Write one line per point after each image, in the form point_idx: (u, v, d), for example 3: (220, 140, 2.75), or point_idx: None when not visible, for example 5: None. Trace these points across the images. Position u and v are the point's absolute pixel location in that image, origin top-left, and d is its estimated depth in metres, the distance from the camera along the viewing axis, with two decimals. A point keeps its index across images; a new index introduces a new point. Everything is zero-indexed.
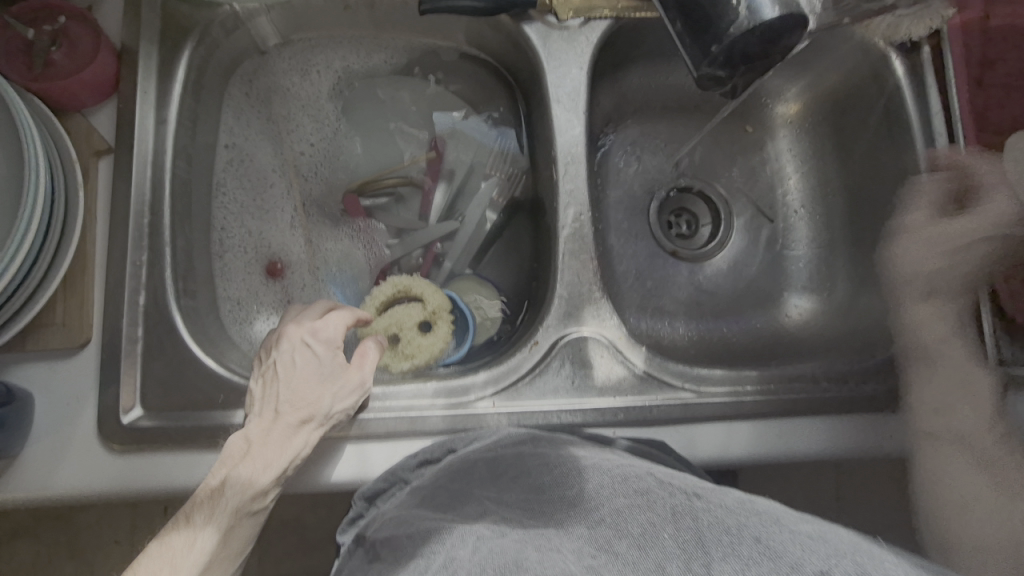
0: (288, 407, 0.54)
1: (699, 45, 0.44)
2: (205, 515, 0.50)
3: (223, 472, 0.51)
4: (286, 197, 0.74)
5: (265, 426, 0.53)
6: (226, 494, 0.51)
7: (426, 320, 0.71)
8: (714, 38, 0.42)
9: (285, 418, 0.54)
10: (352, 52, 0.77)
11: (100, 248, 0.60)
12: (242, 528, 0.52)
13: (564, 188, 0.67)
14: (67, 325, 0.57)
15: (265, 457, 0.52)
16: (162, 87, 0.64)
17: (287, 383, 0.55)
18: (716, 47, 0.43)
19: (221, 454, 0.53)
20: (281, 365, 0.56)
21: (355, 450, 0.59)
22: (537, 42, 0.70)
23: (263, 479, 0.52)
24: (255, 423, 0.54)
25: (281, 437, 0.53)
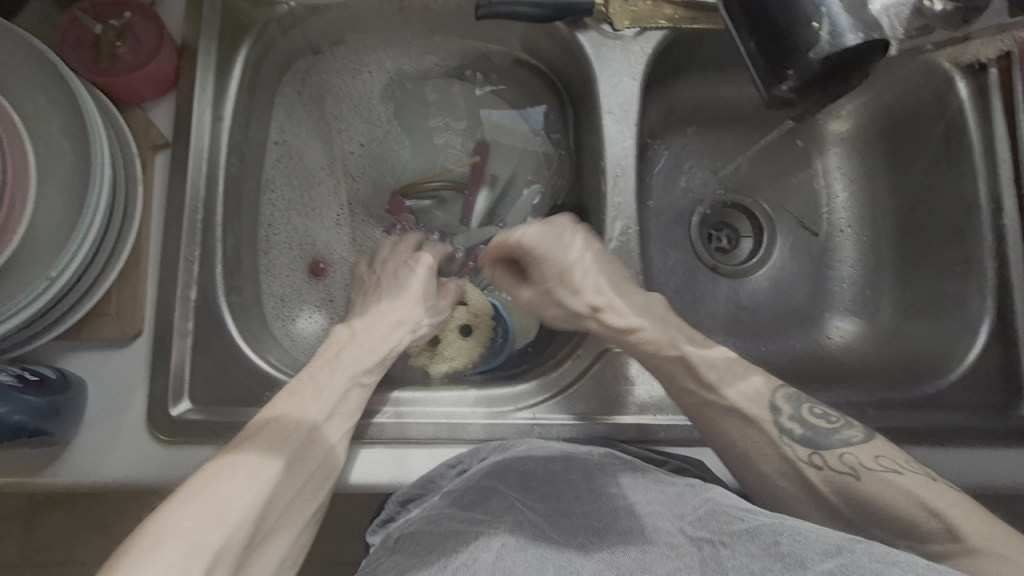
0: (391, 304, 0.63)
1: (774, 66, 0.42)
2: (327, 377, 0.56)
3: (335, 350, 0.59)
4: (332, 195, 0.75)
5: (371, 319, 0.62)
6: (331, 376, 0.56)
7: (466, 325, 0.71)
8: (789, 62, 0.41)
9: (387, 318, 0.63)
10: (405, 53, 0.77)
11: (154, 241, 0.61)
12: (337, 421, 0.55)
13: (612, 201, 0.67)
14: (120, 316, 0.58)
15: (370, 344, 0.60)
16: (221, 84, 0.65)
17: (393, 285, 0.66)
18: (791, 72, 0.41)
19: (330, 338, 0.61)
20: (385, 277, 0.67)
21: (369, 455, 0.58)
22: (590, 52, 0.69)
23: (367, 362, 0.59)
24: (362, 318, 0.63)
25: (383, 331, 0.62)
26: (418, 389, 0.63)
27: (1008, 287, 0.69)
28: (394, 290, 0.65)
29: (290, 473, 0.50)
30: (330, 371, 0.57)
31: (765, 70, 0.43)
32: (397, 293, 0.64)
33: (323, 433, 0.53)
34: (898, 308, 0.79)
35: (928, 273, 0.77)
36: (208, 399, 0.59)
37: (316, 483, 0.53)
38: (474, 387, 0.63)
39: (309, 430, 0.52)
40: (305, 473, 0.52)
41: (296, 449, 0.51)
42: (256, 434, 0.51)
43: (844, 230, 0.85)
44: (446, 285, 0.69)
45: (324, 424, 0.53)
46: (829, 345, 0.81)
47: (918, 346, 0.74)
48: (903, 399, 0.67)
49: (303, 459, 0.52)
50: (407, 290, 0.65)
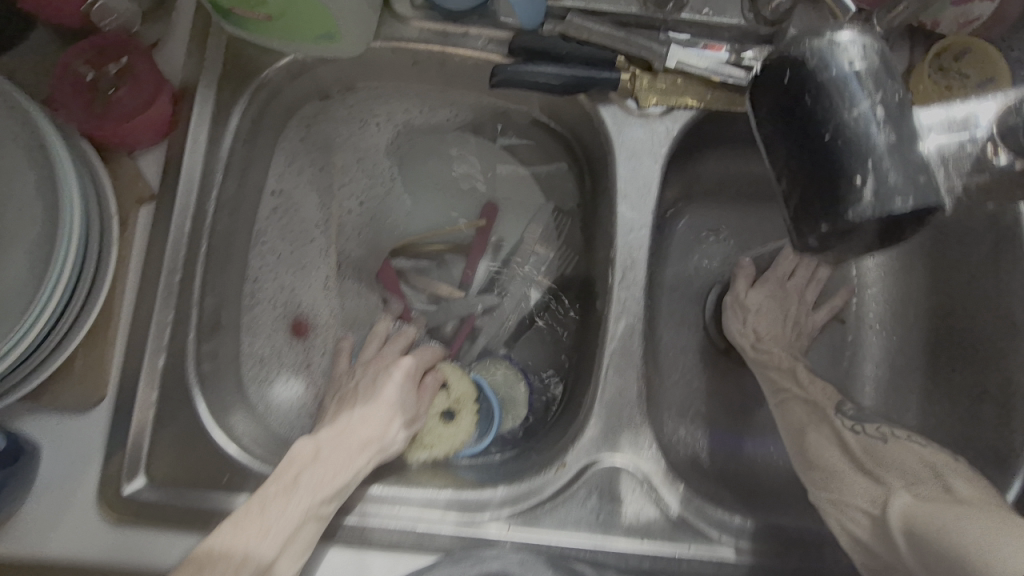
0: (363, 418, 0.57)
1: (805, 214, 0.36)
2: (279, 509, 0.49)
3: (291, 472, 0.51)
4: (325, 253, 0.71)
5: (338, 434, 0.55)
6: (276, 514, 0.49)
7: (449, 409, 0.68)
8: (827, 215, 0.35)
9: (355, 435, 0.55)
10: (418, 105, 0.71)
11: (127, 301, 0.58)
12: (286, 558, 0.49)
13: (617, 295, 0.62)
14: (85, 380, 0.56)
15: (333, 467, 0.53)
16: (215, 137, 0.61)
17: (368, 392, 0.60)
18: (825, 226, 0.35)
19: (288, 455, 0.52)
20: (363, 382, 0.61)
21: (339, 554, 0.56)
22: (611, 129, 0.64)
23: (325, 491, 0.52)
24: (327, 432, 0.55)
25: (353, 447, 0.55)
26: (391, 484, 0.59)
27: None
28: (371, 400, 0.58)
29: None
30: (284, 501, 0.49)
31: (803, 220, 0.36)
32: (372, 405, 0.58)
33: (276, 568, 0.48)
34: (924, 418, 0.71)
35: (956, 385, 0.69)
36: (166, 474, 0.57)
37: None
38: (449, 488, 0.59)
39: (260, 565, 0.46)
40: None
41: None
42: None
43: (875, 327, 0.78)
44: (427, 387, 0.64)
45: (272, 564, 0.48)
46: None
47: None
48: None
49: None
50: (384, 399, 0.59)
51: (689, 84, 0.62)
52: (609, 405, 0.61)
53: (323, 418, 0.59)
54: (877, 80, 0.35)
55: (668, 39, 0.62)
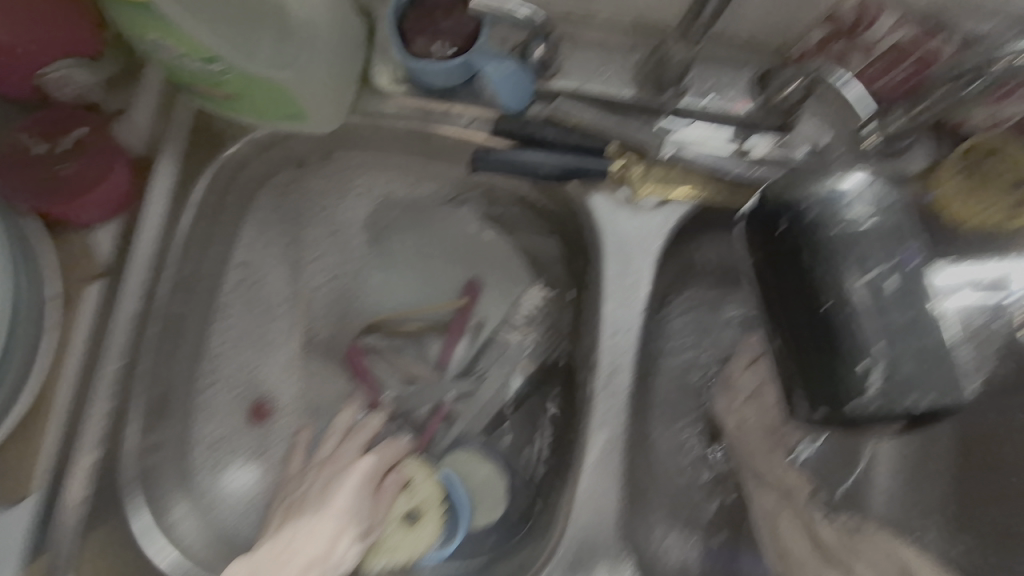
0: (308, 533, 0.52)
1: (811, 394, 0.41)
2: None
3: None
4: (290, 331, 0.66)
5: (281, 553, 0.51)
6: None
7: (412, 512, 0.61)
8: (831, 396, 0.40)
9: (295, 555, 0.51)
10: (399, 177, 0.67)
11: (67, 388, 0.54)
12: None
13: (599, 405, 0.56)
14: (13, 471, 0.52)
15: None
16: (175, 213, 0.58)
17: (319, 500, 0.55)
18: (823, 408, 0.41)
19: None
20: (313, 488, 0.57)
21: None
22: (602, 219, 0.59)
23: None
24: (268, 551, 0.51)
25: (295, 568, 0.50)
26: None
27: None
28: (321, 510, 0.54)
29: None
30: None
31: (804, 388, 0.41)
32: (321, 513, 0.54)
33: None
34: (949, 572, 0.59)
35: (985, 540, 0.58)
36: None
37: None
38: None
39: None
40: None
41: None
42: None
43: (885, 471, 0.64)
44: (387, 489, 0.58)
45: None
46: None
47: None
48: None
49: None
50: (331, 508, 0.54)
51: (683, 173, 0.58)
52: (586, 525, 0.54)
53: (270, 529, 0.55)
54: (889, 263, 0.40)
55: (664, 128, 0.58)
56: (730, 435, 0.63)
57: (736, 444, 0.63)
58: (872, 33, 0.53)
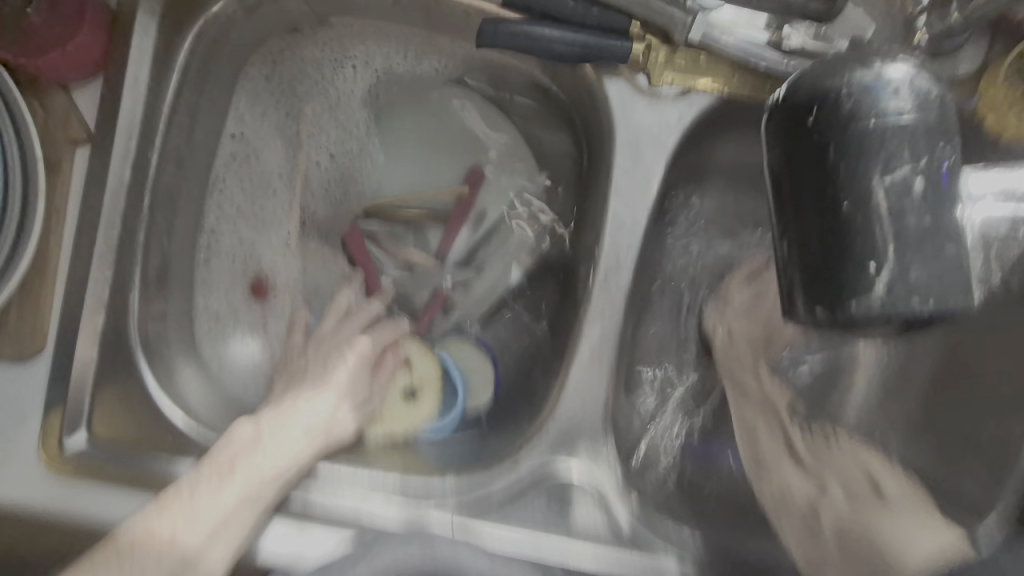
0: (309, 399, 0.54)
1: (807, 297, 0.36)
2: (208, 494, 0.47)
3: (228, 456, 0.49)
4: (286, 209, 0.65)
5: (281, 416, 0.53)
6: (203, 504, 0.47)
7: (410, 387, 0.64)
8: (832, 299, 0.35)
9: (298, 417, 0.53)
10: (399, 51, 0.63)
11: (64, 250, 0.54)
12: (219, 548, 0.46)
13: (596, 300, 0.56)
14: (20, 332, 0.53)
15: (274, 453, 0.50)
16: (159, 76, 0.54)
17: (320, 371, 0.57)
18: (823, 312, 0.36)
19: (227, 436, 0.50)
20: (315, 362, 0.58)
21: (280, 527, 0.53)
22: (616, 109, 0.55)
23: (263, 477, 0.49)
24: (273, 411, 0.53)
25: (297, 432, 0.52)
26: (345, 463, 0.58)
27: None
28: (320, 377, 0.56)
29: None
30: (219, 486, 0.48)
31: (805, 287, 0.36)
32: (321, 388, 0.55)
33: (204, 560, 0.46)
34: None
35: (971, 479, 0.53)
36: (107, 437, 0.54)
37: None
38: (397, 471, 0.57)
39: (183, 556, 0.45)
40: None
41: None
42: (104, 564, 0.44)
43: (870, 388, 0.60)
44: (382, 359, 0.61)
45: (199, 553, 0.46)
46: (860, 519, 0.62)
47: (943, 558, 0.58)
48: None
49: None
50: (336, 381, 0.56)
51: (717, 67, 0.54)
52: (576, 410, 0.57)
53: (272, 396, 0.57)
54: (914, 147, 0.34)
55: (697, 5, 0.53)
56: (719, 345, 0.62)
57: (722, 352, 0.61)
58: None
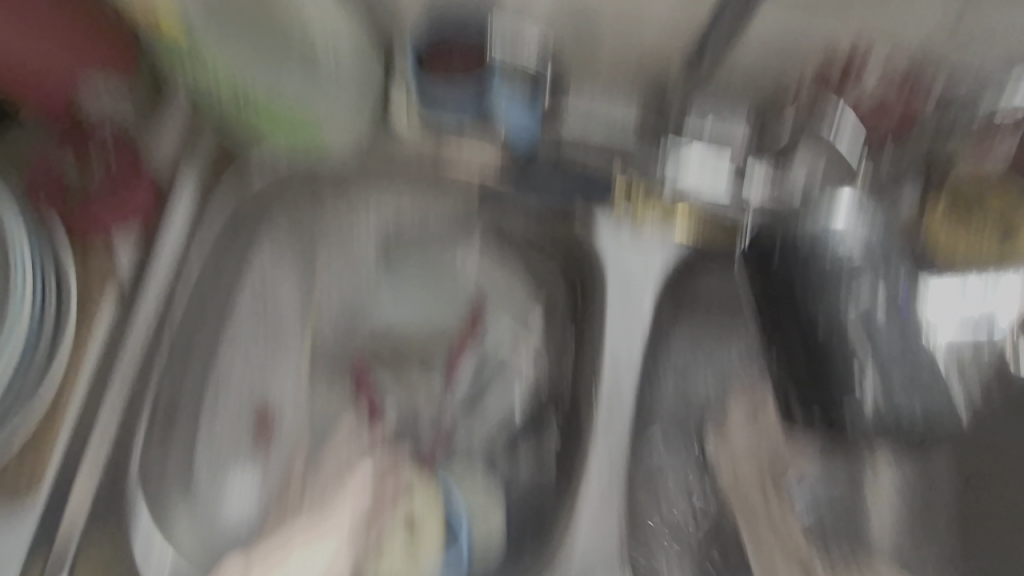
0: (306, 530, 0.53)
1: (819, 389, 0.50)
2: None
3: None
4: (295, 347, 0.65)
5: (273, 560, 0.50)
6: None
7: (409, 528, 0.56)
8: (825, 387, 0.49)
9: (294, 548, 0.51)
10: (410, 200, 0.69)
11: (75, 393, 0.54)
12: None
13: (602, 425, 0.61)
14: (14, 477, 0.51)
15: None
16: (195, 229, 0.61)
17: (317, 514, 0.54)
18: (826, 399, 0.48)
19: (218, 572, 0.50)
20: (313, 492, 0.57)
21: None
22: (607, 256, 0.62)
23: None
24: (262, 552, 0.51)
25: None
26: None
27: None
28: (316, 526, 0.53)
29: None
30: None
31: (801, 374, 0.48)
32: (318, 527, 0.53)
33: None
34: None
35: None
36: None
37: None
38: None
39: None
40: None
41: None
42: None
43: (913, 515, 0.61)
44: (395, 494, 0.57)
45: None
46: None
47: None
48: None
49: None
50: (331, 524, 0.53)
51: (691, 217, 0.62)
52: None
53: (270, 528, 0.56)
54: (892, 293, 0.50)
55: (672, 148, 0.61)
56: (729, 476, 0.61)
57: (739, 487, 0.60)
58: (859, 84, 0.61)
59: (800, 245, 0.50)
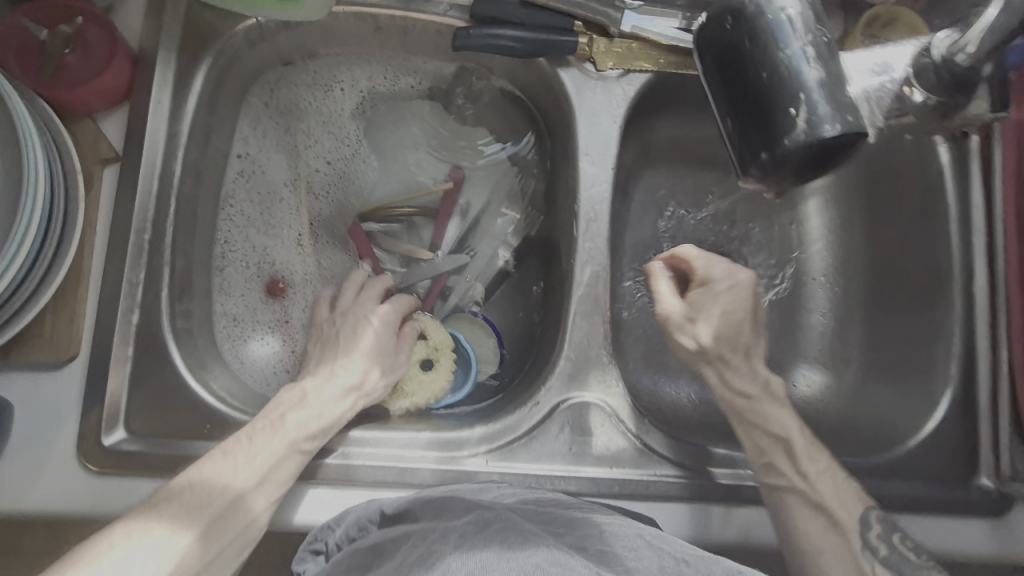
0: (346, 363, 0.61)
1: (748, 148, 0.42)
2: (267, 439, 0.53)
3: (278, 413, 0.56)
4: (295, 211, 0.71)
5: (323, 381, 0.59)
6: (258, 444, 0.53)
7: (427, 359, 0.70)
8: (768, 141, 0.40)
9: (339, 380, 0.60)
10: (381, 72, 0.73)
11: (95, 263, 0.57)
12: (269, 489, 0.53)
13: (583, 246, 0.65)
14: (54, 339, 0.56)
15: (320, 410, 0.57)
16: (178, 99, 0.60)
17: (350, 342, 0.63)
18: (765, 155, 0.40)
19: (278, 398, 0.58)
20: (344, 331, 0.64)
21: (314, 496, 0.58)
22: (572, 90, 0.66)
23: (312, 429, 0.56)
24: (313, 377, 0.60)
25: (334, 394, 0.59)
26: (372, 429, 0.62)
27: (974, 362, 0.67)
28: (350, 347, 0.63)
29: (203, 544, 0.48)
30: (271, 433, 0.54)
31: (743, 142, 0.42)
32: (354, 353, 0.62)
33: (248, 502, 0.51)
34: (864, 367, 0.76)
35: (896, 360, 0.73)
36: (144, 427, 0.57)
37: (230, 552, 0.51)
38: (428, 429, 0.63)
39: (232, 496, 0.50)
40: (222, 541, 0.50)
41: (215, 519, 0.49)
42: (173, 496, 0.49)
43: (822, 284, 0.83)
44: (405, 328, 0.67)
45: (251, 491, 0.51)
46: (794, 397, 0.78)
47: (882, 408, 0.72)
48: (957, 486, 0.65)
49: (219, 529, 0.50)
50: (362, 347, 0.63)
51: (646, 51, 0.66)
52: (577, 343, 0.64)
53: (309, 362, 0.64)
54: (808, 23, 0.40)
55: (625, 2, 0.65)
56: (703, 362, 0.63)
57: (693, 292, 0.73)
58: None
59: (744, 16, 0.41)
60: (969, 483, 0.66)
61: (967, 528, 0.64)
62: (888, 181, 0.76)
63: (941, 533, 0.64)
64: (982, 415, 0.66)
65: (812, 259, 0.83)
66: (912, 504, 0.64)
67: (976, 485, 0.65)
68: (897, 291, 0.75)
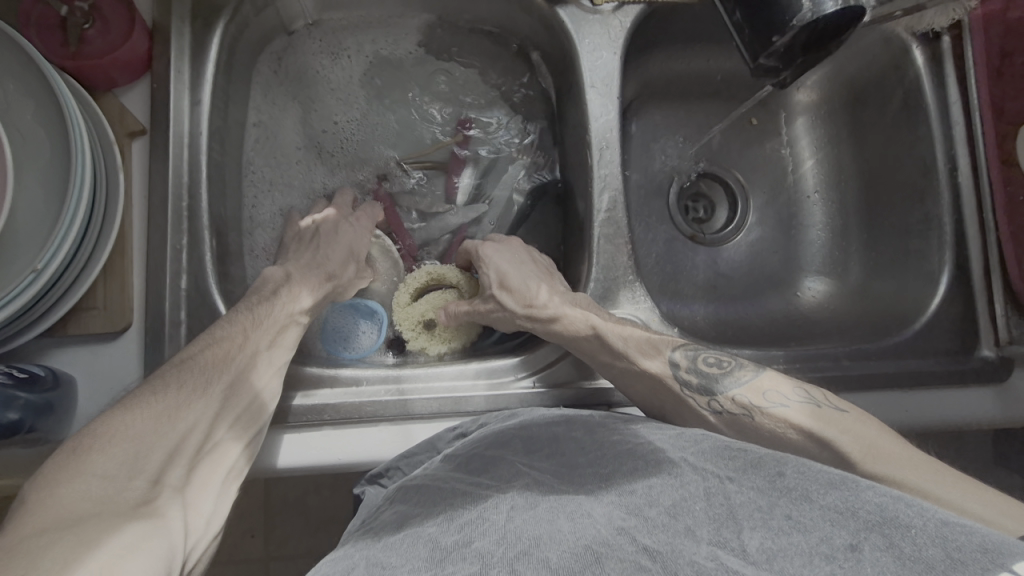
0: (328, 253, 0.67)
1: (762, 39, 0.53)
2: (266, 308, 0.59)
3: (271, 288, 0.62)
4: (307, 168, 0.75)
5: (304, 264, 0.66)
6: (260, 313, 0.58)
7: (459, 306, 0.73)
8: (779, 26, 0.52)
9: (326, 263, 0.67)
10: (384, 33, 0.76)
11: (138, 234, 0.59)
12: (278, 350, 0.58)
13: (599, 173, 0.68)
14: (107, 310, 0.57)
15: (303, 282, 0.64)
16: (196, 69, 0.62)
17: (330, 236, 0.69)
18: (779, 37, 0.52)
19: (263, 277, 0.63)
20: (324, 228, 0.69)
21: (333, 435, 0.60)
22: (571, 28, 0.68)
23: (302, 301, 0.62)
24: (295, 262, 0.66)
25: (317, 276, 0.65)
26: (421, 367, 0.66)
27: (965, 241, 0.72)
28: (333, 242, 0.68)
29: (233, 394, 0.52)
30: (268, 303, 0.59)
31: (754, 29, 0.54)
32: (334, 244, 0.68)
33: (261, 361, 0.55)
34: (864, 267, 0.82)
35: (892, 255, 0.79)
36: None
37: (255, 411, 0.53)
38: (475, 361, 0.66)
39: (248, 355, 0.55)
40: (247, 395, 0.53)
41: (235, 374, 0.53)
42: (196, 351, 0.53)
43: (818, 199, 0.88)
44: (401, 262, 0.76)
45: (262, 353, 0.56)
46: (801, 304, 0.84)
47: (887, 303, 0.78)
48: (955, 354, 0.70)
49: (244, 383, 0.53)
50: (343, 241, 0.69)
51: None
52: (603, 264, 0.68)
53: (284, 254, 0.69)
54: None
55: None
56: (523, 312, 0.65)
57: None
58: None
59: None
60: (973, 354, 0.69)
61: (981, 395, 0.67)
62: (873, 91, 0.80)
63: (959, 401, 0.67)
64: (978, 293, 0.71)
65: (806, 175, 0.89)
66: (934, 381, 0.67)
67: (980, 355, 0.69)
68: (891, 191, 0.80)
